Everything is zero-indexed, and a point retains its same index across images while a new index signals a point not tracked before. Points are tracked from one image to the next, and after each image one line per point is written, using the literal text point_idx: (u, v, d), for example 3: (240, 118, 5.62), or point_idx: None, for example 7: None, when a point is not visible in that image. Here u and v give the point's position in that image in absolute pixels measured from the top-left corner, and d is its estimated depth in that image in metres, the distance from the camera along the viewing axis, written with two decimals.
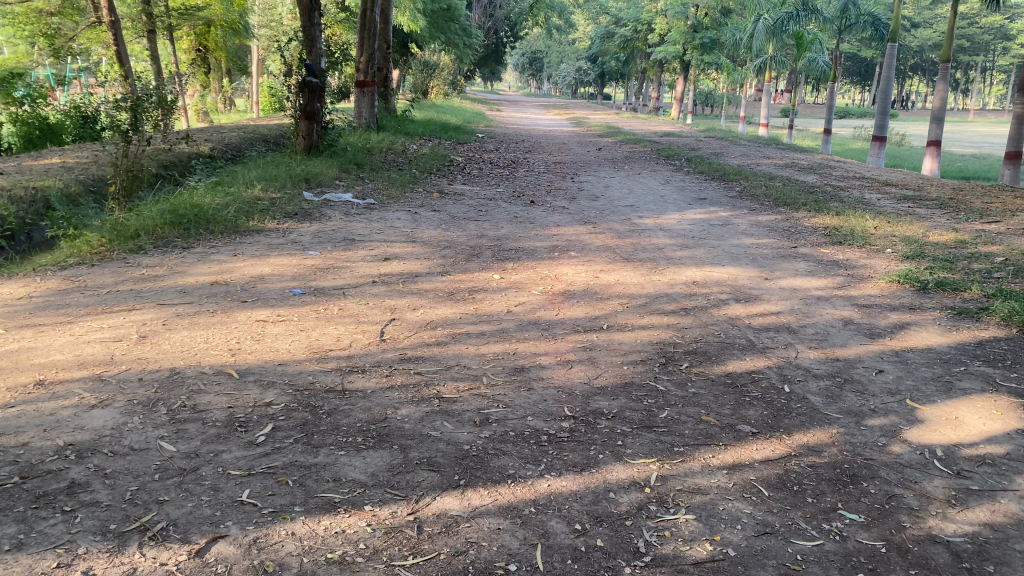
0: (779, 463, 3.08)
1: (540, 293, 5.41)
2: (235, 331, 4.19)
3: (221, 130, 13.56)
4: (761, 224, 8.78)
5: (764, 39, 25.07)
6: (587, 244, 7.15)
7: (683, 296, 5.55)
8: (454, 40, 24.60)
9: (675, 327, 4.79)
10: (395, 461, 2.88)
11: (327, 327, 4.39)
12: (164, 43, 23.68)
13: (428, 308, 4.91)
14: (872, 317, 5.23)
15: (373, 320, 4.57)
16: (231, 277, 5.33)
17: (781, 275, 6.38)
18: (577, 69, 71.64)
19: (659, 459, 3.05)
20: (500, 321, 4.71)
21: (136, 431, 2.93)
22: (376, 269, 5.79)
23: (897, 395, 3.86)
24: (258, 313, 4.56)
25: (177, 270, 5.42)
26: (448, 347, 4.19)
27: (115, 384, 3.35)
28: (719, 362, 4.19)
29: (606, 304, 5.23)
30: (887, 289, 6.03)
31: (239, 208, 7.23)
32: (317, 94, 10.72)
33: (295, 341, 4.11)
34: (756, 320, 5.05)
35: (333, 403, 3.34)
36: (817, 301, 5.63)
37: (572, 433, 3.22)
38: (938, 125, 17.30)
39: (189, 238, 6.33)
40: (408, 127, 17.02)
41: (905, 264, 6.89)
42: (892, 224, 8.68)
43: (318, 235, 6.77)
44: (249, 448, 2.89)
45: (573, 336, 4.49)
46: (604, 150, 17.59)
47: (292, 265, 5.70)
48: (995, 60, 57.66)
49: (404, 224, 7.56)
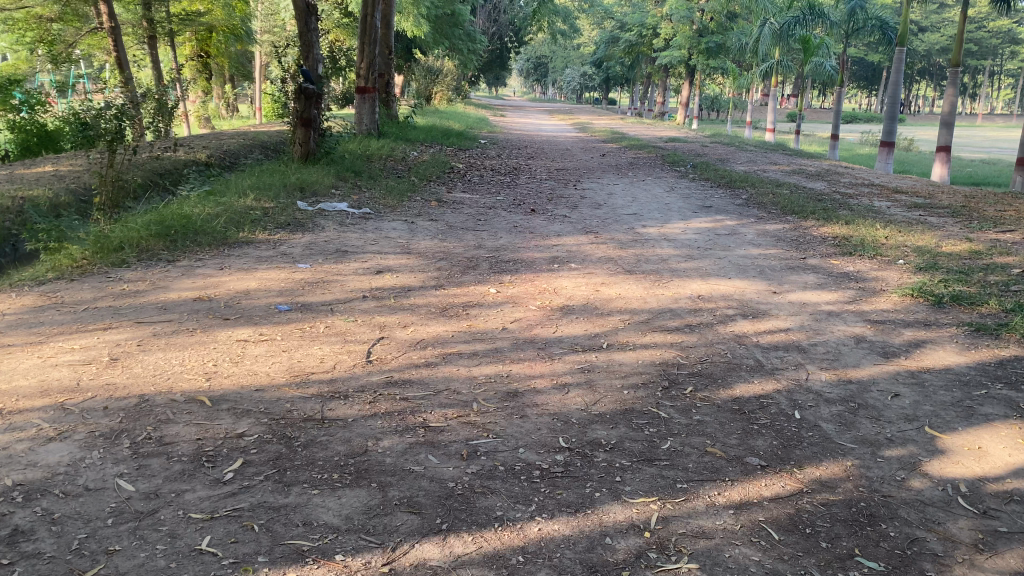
0: (790, 501, 2.83)
1: (537, 308, 5.19)
2: (213, 353, 3.98)
3: (220, 138, 13.39)
4: (769, 233, 8.55)
5: (771, 45, 24.65)
6: (588, 255, 6.93)
7: (687, 312, 5.32)
8: (457, 45, 24.44)
9: (679, 346, 4.56)
10: (373, 502, 2.65)
11: (311, 348, 4.17)
12: (166, 50, 23.59)
13: (419, 325, 4.68)
14: (885, 335, 4.99)
15: (359, 340, 4.35)
16: (215, 292, 5.12)
17: (790, 288, 6.14)
18: (582, 75, 71.63)
19: (660, 497, 2.81)
20: (494, 340, 4.48)
21: (93, 468, 2.71)
22: (368, 283, 5.57)
23: (915, 421, 3.61)
24: (239, 332, 4.35)
25: (160, 285, 5.22)
26: (438, 369, 3.96)
27: (77, 414, 3.13)
28: (725, 386, 3.96)
29: (606, 320, 5.00)
30: (900, 303, 5.79)
31: (230, 218, 7.05)
32: (314, 100, 10.54)
33: (275, 364, 3.89)
34: (764, 337, 4.81)
35: (311, 433, 3.12)
36: (828, 316, 5.39)
37: (566, 468, 2.99)
38: (948, 131, 17.02)
39: (175, 250, 6.13)
40: (410, 134, 16.84)
41: (918, 276, 6.65)
42: (904, 234, 8.43)
43: (310, 247, 6.57)
44: (214, 487, 2.67)
45: (571, 356, 4.25)
46: (609, 156, 17.38)
47: (279, 279, 5.49)
48: (1004, 63, 57.28)
49: (400, 234, 7.35)
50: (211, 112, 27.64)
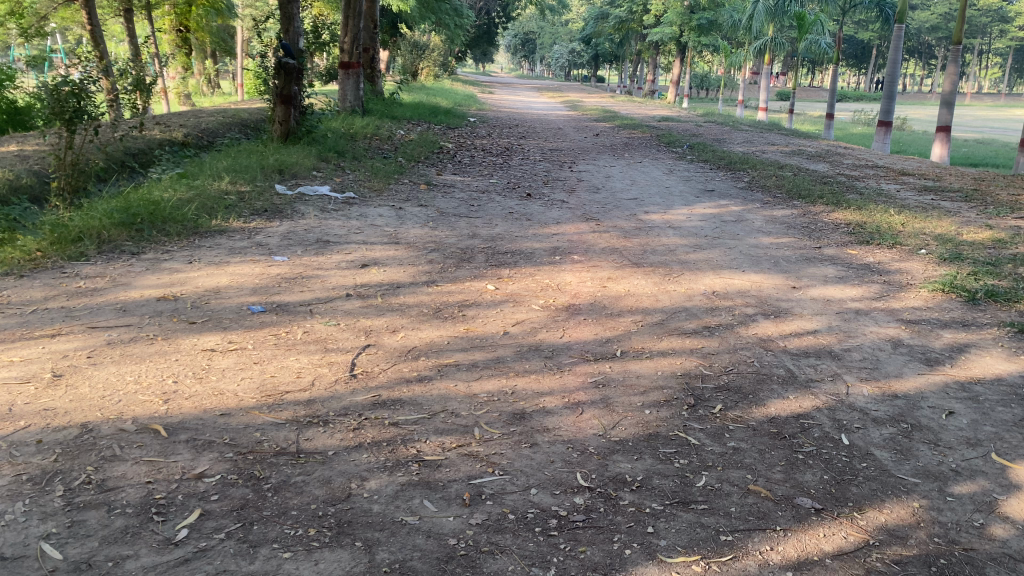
0: (858, 559, 2.37)
1: (540, 308, 4.70)
2: (175, 367, 3.48)
3: (197, 115, 12.78)
4: (778, 219, 8.10)
5: (764, 21, 24.32)
6: (590, 246, 6.43)
7: (704, 311, 4.84)
8: (445, 21, 23.75)
9: (700, 353, 4.07)
10: (357, 569, 2.16)
11: (287, 360, 3.68)
12: (143, 24, 22.76)
13: (410, 330, 4.18)
14: (923, 337, 4.53)
15: (342, 348, 3.85)
16: (182, 290, 4.60)
17: (809, 282, 5.68)
18: (570, 53, 70.81)
19: (703, 555, 2.34)
20: (494, 347, 3.99)
21: (13, 528, 2.23)
22: (353, 279, 5.07)
23: (979, 447, 3.15)
24: (205, 340, 3.84)
25: (121, 282, 4.69)
26: (432, 385, 3.47)
27: (3, 451, 2.63)
28: (758, 402, 3.48)
29: (617, 322, 4.52)
30: (932, 300, 5.32)
31: (203, 204, 6.52)
32: (295, 76, 9.97)
33: (245, 381, 3.38)
34: (792, 341, 4.33)
35: (284, 473, 2.64)
36: (856, 315, 4.92)
37: (588, 515, 2.51)
38: (949, 110, 16.52)
39: (141, 241, 5.59)
40: (396, 111, 16.24)
41: (944, 268, 6.19)
42: (920, 220, 7.99)
43: (289, 237, 6.05)
44: (163, 551, 2.18)
45: (582, 368, 3.77)
46: (601, 136, 16.82)
47: (253, 275, 4.96)
48: (993, 43, 57.16)
49: (387, 221, 6.83)
50: (193, 88, 26.89)
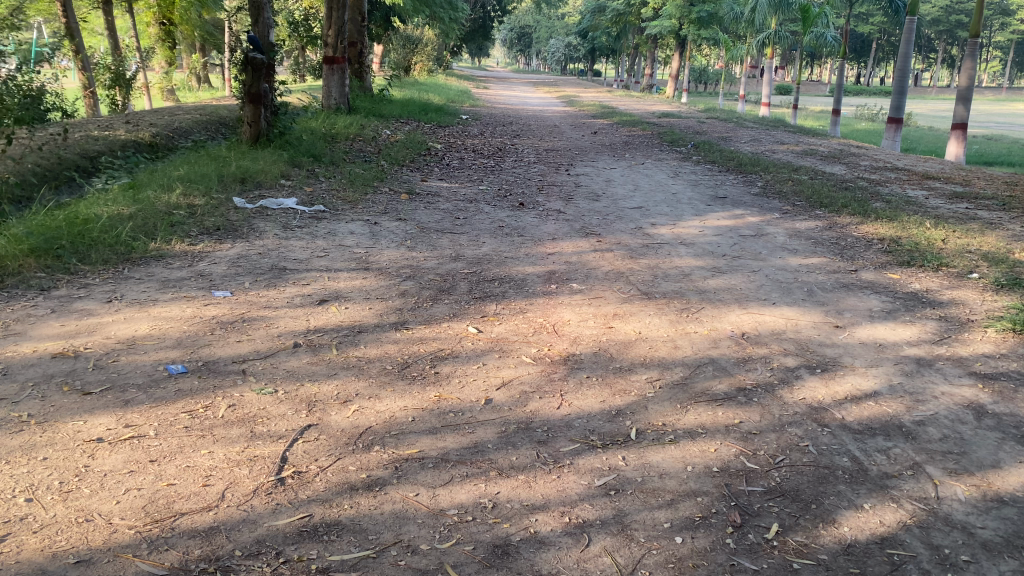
0: None
1: (532, 362, 3.79)
2: (39, 473, 2.56)
3: (169, 112, 11.84)
4: (802, 233, 7.22)
5: (767, 13, 23.28)
6: (593, 270, 5.52)
7: (734, 364, 3.93)
8: (439, 14, 22.80)
9: (739, 433, 3.17)
10: None
11: (195, 455, 2.75)
12: (123, 15, 21.61)
13: (366, 401, 3.27)
14: (1011, 401, 3.61)
15: (271, 434, 2.93)
16: (86, 342, 3.69)
17: (854, 319, 4.78)
18: (567, 47, 69.93)
19: None
20: (472, 427, 3.07)
21: None
22: (305, 321, 4.17)
23: None
24: (95, 423, 2.93)
25: (14, 331, 3.77)
26: (383, 498, 2.55)
27: None
28: (826, 518, 2.59)
29: (629, 382, 3.61)
30: (1003, 343, 4.41)
31: (142, 223, 5.60)
32: (263, 72, 9.03)
33: (126, 497, 2.47)
34: (850, 411, 3.43)
35: None
36: (919, 368, 4.01)
37: None
38: (963, 106, 15.58)
39: (57, 271, 4.69)
40: (384, 108, 15.35)
41: (1003, 298, 5.29)
42: (960, 235, 7.09)
43: (239, 263, 5.15)
44: None
45: (588, 460, 2.87)
46: (600, 134, 15.97)
47: (181, 319, 4.05)
48: (993, 35, 56.33)
49: (357, 240, 5.94)
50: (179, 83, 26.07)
